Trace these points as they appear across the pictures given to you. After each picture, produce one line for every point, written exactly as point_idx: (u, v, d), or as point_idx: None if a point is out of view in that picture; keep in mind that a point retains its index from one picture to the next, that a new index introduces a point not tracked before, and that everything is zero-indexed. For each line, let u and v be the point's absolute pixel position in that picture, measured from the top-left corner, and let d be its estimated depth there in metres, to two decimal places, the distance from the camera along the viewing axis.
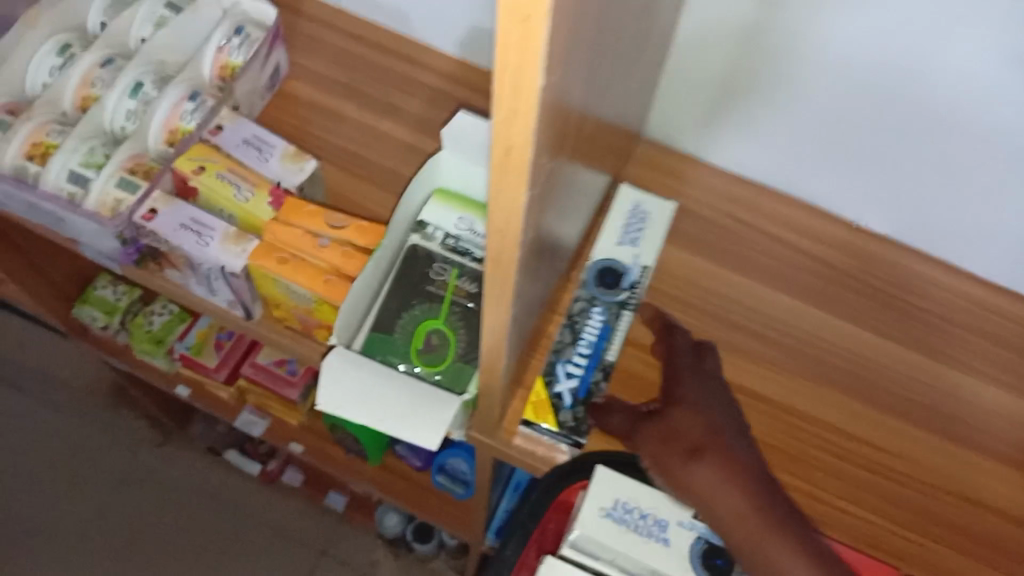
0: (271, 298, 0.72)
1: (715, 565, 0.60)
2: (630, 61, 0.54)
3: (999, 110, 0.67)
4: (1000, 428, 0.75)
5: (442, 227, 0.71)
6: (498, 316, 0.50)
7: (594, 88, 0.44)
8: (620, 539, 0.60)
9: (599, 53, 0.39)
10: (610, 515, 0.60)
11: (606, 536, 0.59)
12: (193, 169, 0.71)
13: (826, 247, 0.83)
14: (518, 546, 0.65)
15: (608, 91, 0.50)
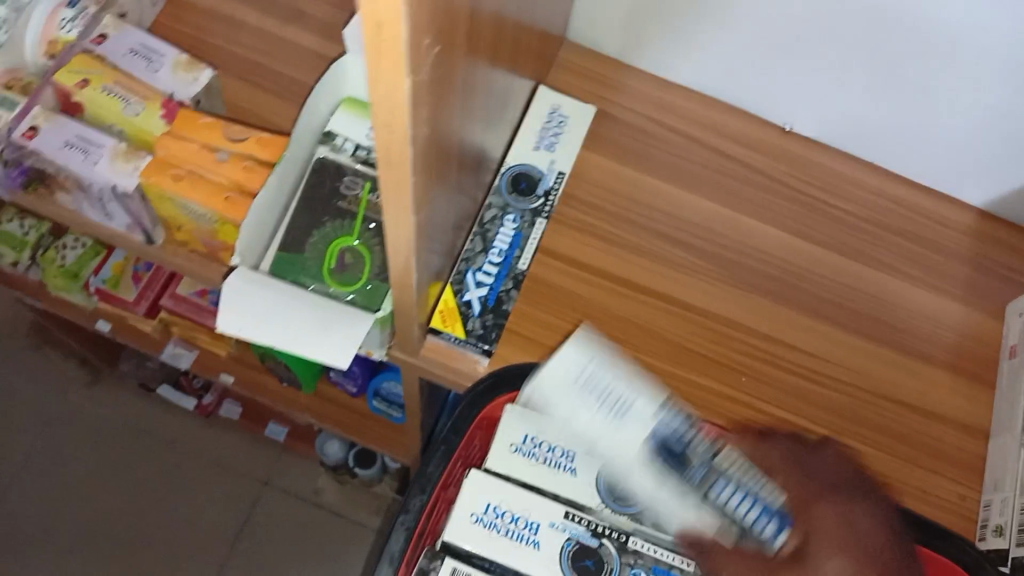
0: (172, 219, 0.68)
1: (625, 488, 0.61)
2: None
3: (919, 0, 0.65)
4: (920, 325, 0.76)
5: (351, 138, 0.67)
6: (400, 224, 0.46)
7: None
8: (526, 471, 0.61)
9: None
10: (519, 450, 0.62)
11: (517, 469, 0.61)
12: (78, 82, 0.65)
13: (753, 153, 0.82)
14: (441, 462, 0.62)
15: None
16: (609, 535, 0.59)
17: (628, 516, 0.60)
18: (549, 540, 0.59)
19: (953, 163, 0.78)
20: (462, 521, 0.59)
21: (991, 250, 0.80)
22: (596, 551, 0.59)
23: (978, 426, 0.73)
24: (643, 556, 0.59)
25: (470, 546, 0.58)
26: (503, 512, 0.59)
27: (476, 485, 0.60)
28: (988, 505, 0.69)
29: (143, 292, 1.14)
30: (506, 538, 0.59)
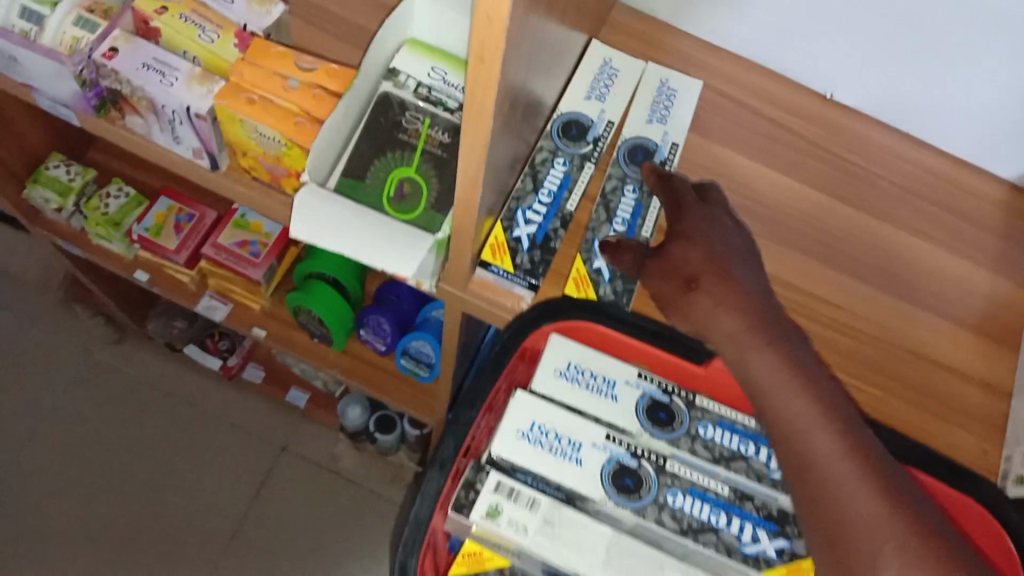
0: (237, 144, 0.70)
1: (658, 418, 0.65)
2: None
3: None
4: (947, 288, 0.79)
5: (413, 76, 0.70)
6: (475, 136, 0.50)
7: None
8: (569, 394, 0.65)
9: None
10: (563, 375, 0.65)
11: (560, 392, 0.65)
12: (156, 9, 0.69)
13: (791, 118, 0.84)
14: (491, 379, 0.65)
15: None
16: (648, 457, 0.63)
17: (662, 442, 0.64)
18: (591, 458, 0.63)
19: (989, 135, 0.81)
20: (509, 436, 0.62)
21: (1020, 221, 0.82)
22: (636, 470, 0.62)
23: (1001, 386, 0.76)
24: (680, 478, 0.63)
25: (514, 459, 0.62)
26: (547, 430, 0.63)
27: (522, 404, 0.64)
28: (1010, 460, 0.71)
29: (183, 241, 1.18)
30: (550, 453, 0.62)
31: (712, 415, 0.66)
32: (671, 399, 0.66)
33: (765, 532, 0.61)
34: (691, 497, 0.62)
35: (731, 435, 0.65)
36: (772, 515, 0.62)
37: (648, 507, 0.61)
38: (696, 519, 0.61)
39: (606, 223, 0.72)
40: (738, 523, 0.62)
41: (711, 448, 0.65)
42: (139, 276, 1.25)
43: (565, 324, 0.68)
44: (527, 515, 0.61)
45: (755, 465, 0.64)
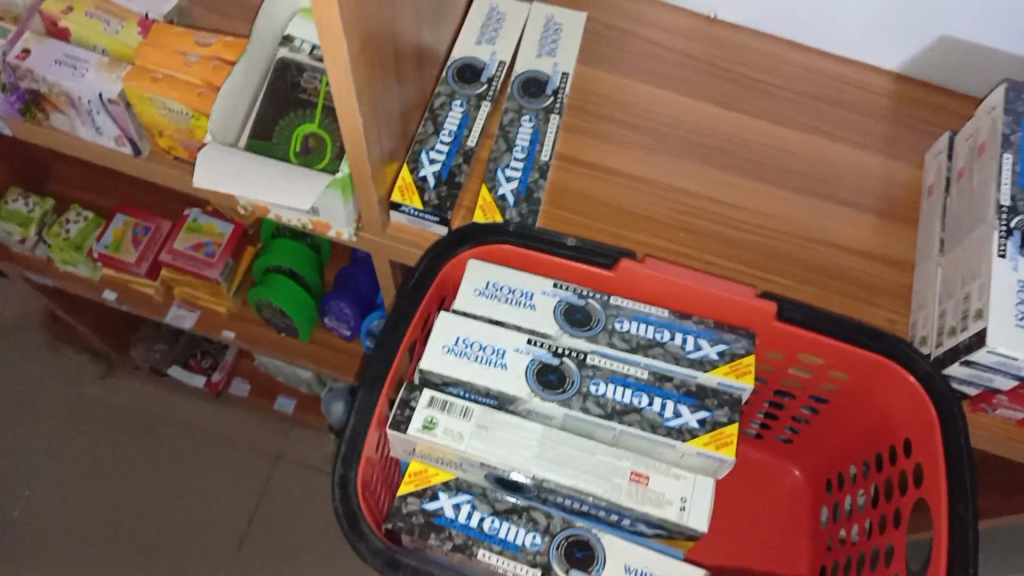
0: (153, 125, 0.75)
1: (576, 319, 0.71)
2: None
3: None
4: (844, 178, 0.83)
5: (307, 40, 0.75)
6: (330, 28, 0.55)
7: None
8: (490, 308, 0.70)
9: None
10: (482, 294, 0.71)
11: (481, 308, 0.70)
12: (62, 9, 0.74)
13: (682, 42, 0.89)
14: (417, 301, 0.70)
15: None
16: (569, 354, 0.69)
17: (582, 340, 0.70)
18: (516, 361, 0.68)
19: (865, 30, 0.85)
20: (436, 352, 0.68)
21: (908, 108, 0.86)
22: (558, 366, 0.68)
23: (904, 259, 0.80)
24: (601, 369, 0.69)
25: (442, 372, 0.67)
26: (471, 342, 0.68)
27: (446, 323, 0.69)
28: (916, 325, 0.75)
29: (143, 252, 1.23)
30: (476, 362, 0.68)
31: (628, 310, 0.72)
32: (586, 301, 0.71)
33: (687, 406, 0.67)
34: (613, 384, 0.68)
35: (647, 326, 0.71)
36: (691, 391, 0.68)
37: (573, 398, 0.67)
38: (619, 403, 0.67)
39: (506, 153, 0.77)
40: (660, 402, 0.67)
41: (628, 339, 0.70)
42: (108, 295, 1.30)
43: (482, 247, 0.73)
44: (461, 423, 0.66)
45: (672, 350, 0.70)
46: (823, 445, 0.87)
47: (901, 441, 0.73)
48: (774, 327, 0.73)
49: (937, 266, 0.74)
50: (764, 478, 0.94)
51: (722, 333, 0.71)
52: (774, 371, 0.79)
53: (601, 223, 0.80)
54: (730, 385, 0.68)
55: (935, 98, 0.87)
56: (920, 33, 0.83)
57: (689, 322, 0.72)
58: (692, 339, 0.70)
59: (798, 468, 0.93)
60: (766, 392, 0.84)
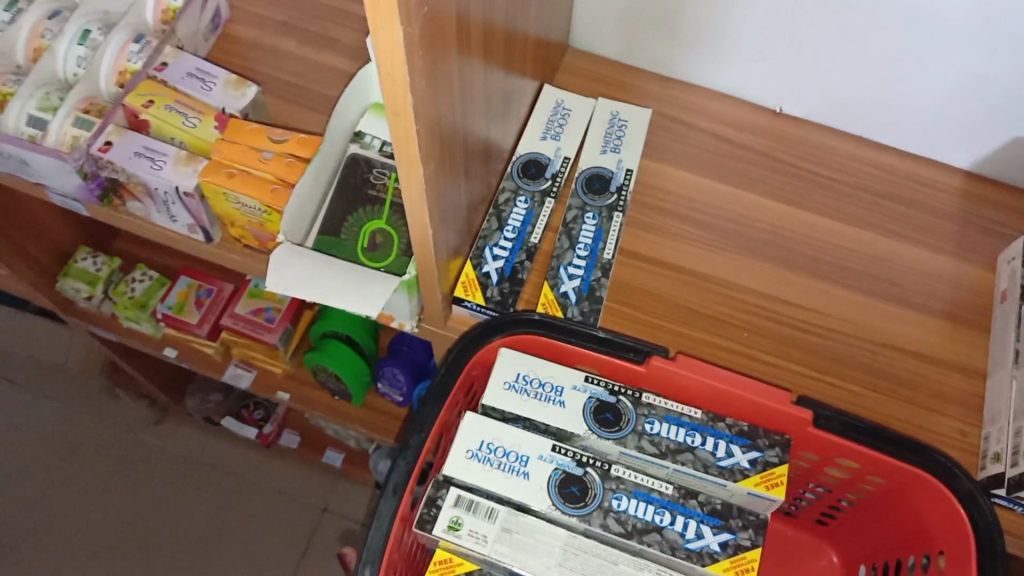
0: (225, 216, 0.77)
1: (605, 418, 0.69)
2: None
3: None
4: (913, 279, 0.82)
5: (378, 136, 0.77)
6: (414, 190, 0.57)
7: None
8: (518, 404, 0.69)
9: None
10: (511, 386, 0.70)
11: (511, 405, 0.69)
12: (144, 103, 0.77)
13: (745, 135, 0.89)
14: (436, 401, 0.69)
15: None
16: (593, 464, 0.68)
17: (611, 442, 0.69)
18: (538, 470, 0.67)
19: (937, 128, 0.84)
20: (459, 457, 0.67)
21: (979, 206, 0.85)
22: (581, 477, 0.67)
23: (976, 367, 0.78)
24: (625, 482, 0.67)
25: (467, 478, 0.67)
26: (496, 447, 0.68)
27: (472, 425, 0.69)
28: (988, 439, 0.73)
29: (204, 314, 1.25)
30: (499, 469, 0.67)
31: (659, 411, 0.70)
32: (617, 399, 0.70)
33: (710, 527, 0.66)
34: (636, 499, 0.67)
35: (678, 429, 0.69)
36: (716, 509, 0.67)
37: (594, 513, 0.66)
38: (640, 520, 0.66)
39: (569, 250, 0.77)
40: (682, 521, 0.66)
41: (658, 443, 0.69)
42: (168, 352, 1.31)
43: (513, 336, 0.72)
44: (487, 525, 0.66)
45: (702, 457, 0.68)
46: (861, 534, 0.83)
47: (934, 553, 0.72)
48: (809, 432, 0.72)
49: (1011, 380, 0.72)
50: (797, 557, 0.91)
51: (756, 439, 0.69)
52: (812, 468, 0.79)
53: (663, 320, 0.78)
54: (761, 496, 0.66)
55: (1006, 196, 0.86)
56: (992, 133, 0.82)
57: (722, 426, 0.70)
58: (723, 444, 0.69)
59: (836, 553, 0.89)
60: (807, 478, 0.81)
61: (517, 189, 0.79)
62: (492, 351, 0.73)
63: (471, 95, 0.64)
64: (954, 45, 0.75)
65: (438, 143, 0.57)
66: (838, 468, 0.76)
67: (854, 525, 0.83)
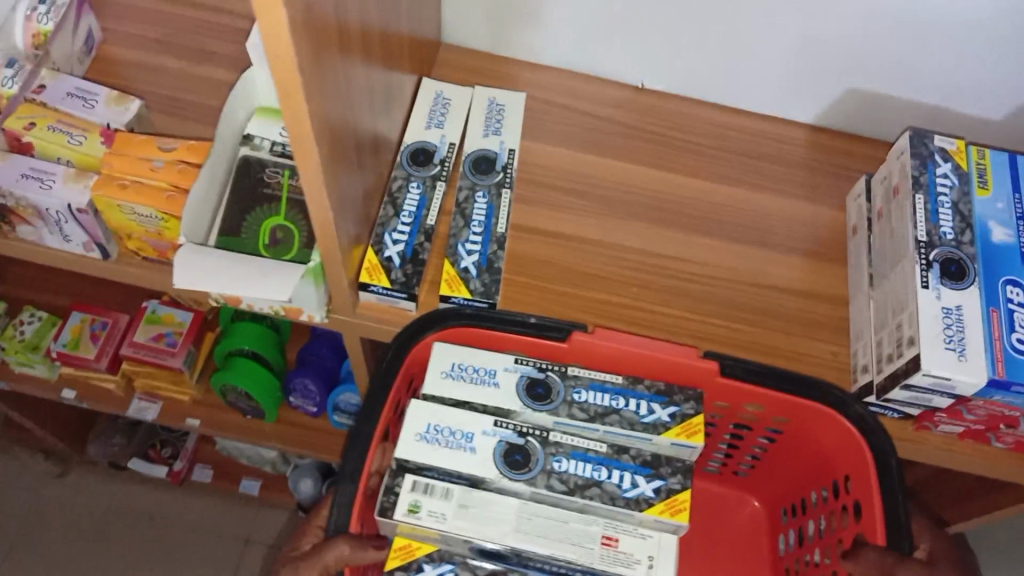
0: (122, 229, 0.78)
1: (537, 393, 0.76)
2: None
3: None
4: (777, 224, 0.90)
5: (267, 137, 0.80)
6: (313, 180, 0.60)
7: None
8: (458, 390, 0.75)
9: None
10: (450, 375, 0.76)
11: (450, 391, 0.75)
12: (25, 125, 0.77)
13: (616, 110, 0.96)
14: (383, 397, 0.74)
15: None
16: (533, 433, 0.74)
17: (544, 414, 0.75)
18: (484, 445, 0.73)
19: (781, 88, 0.93)
20: (410, 440, 0.73)
21: (826, 154, 0.95)
22: (524, 446, 0.73)
23: (839, 295, 0.87)
24: (563, 445, 0.74)
25: (420, 459, 0.72)
26: (442, 428, 0.73)
27: (420, 411, 0.74)
28: (856, 354, 0.82)
29: (102, 348, 1.22)
30: (448, 448, 0.72)
31: (584, 381, 0.77)
32: (546, 374, 0.77)
33: (643, 476, 0.73)
34: (574, 460, 0.74)
35: (603, 395, 0.77)
36: (646, 460, 0.74)
37: (538, 476, 0.72)
38: (580, 477, 0.73)
39: (465, 228, 0.82)
40: (617, 473, 0.73)
41: (587, 409, 0.76)
42: (67, 393, 1.28)
43: (444, 331, 0.77)
44: (444, 504, 0.71)
45: (627, 416, 0.75)
46: (778, 474, 0.93)
47: (840, 476, 0.82)
48: (716, 382, 0.79)
49: (868, 300, 0.81)
50: (724, 511, 1.00)
51: (673, 395, 0.77)
52: (727, 412, 0.85)
53: (561, 284, 0.84)
54: (682, 445, 0.74)
55: (848, 144, 0.96)
56: (829, 87, 0.92)
57: (640, 387, 0.77)
58: (644, 404, 0.76)
59: (757, 498, 0.99)
60: (719, 432, 0.90)
61: (409, 176, 0.83)
62: (425, 347, 0.78)
63: (355, 90, 0.67)
64: (785, 8, 0.84)
65: (332, 130, 0.60)
66: (747, 415, 0.85)
67: (770, 468, 0.94)
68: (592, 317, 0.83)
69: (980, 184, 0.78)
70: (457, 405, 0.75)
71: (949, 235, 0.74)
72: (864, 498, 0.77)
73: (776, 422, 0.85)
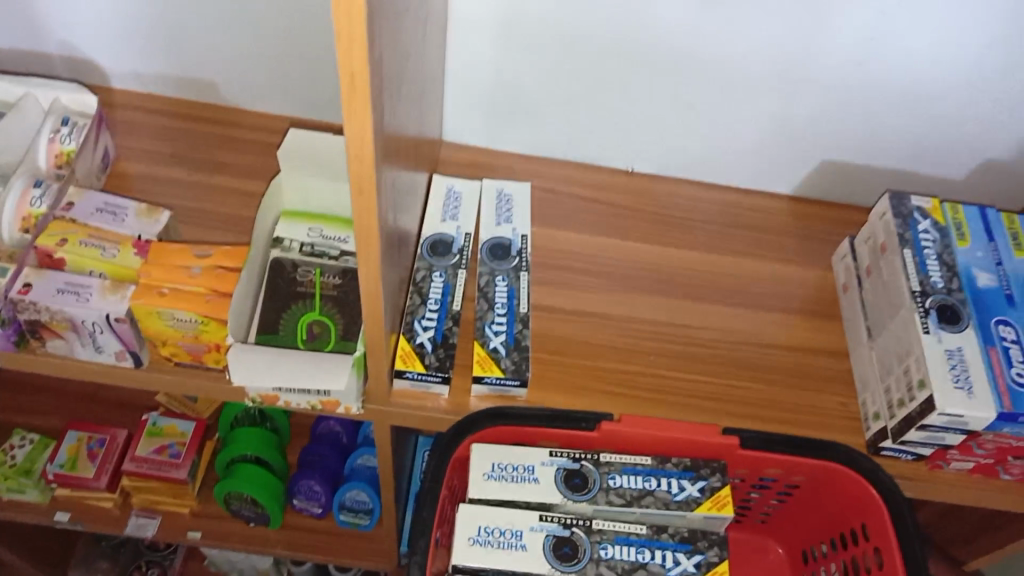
0: (156, 337, 0.78)
1: (575, 483, 0.78)
2: (411, 75, 0.73)
3: (703, 43, 0.89)
4: (770, 288, 0.96)
5: (296, 238, 0.84)
6: (370, 287, 0.65)
7: (394, 75, 0.61)
8: (500, 489, 0.77)
9: (393, 30, 0.56)
10: (491, 476, 0.78)
11: (493, 491, 0.77)
12: (57, 242, 0.78)
13: (610, 193, 1.02)
14: (432, 505, 0.76)
15: (403, 91, 0.69)
16: (577, 524, 0.76)
17: (583, 503, 0.77)
18: (533, 540, 0.75)
19: (758, 165, 1.01)
20: (463, 545, 0.74)
21: (804, 222, 1.03)
22: (570, 538, 0.75)
23: (836, 348, 0.93)
24: (606, 532, 0.76)
25: (472, 563, 0.74)
26: (492, 529, 0.75)
27: (467, 515, 0.76)
28: (865, 403, 0.87)
29: (101, 465, 1.20)
30: (499, 548, 0.74)
31: (616, 466, 0.80)
32: (581, 464, 0.79)
33: (684, 553, 0.76)
34: (619, 545, 0.76)
35: (636, 478, 0.79)
36: (685, 536, 0.77)
37: (587, 565, 0.75)
38: (627, 562, 0.75)
39: (490, 310, 0.86)
40: (661, 553, 0.76)
41: (623, 494, 0.78)
42: (60, 515, 1.22)
43: (480, 433, 0.81)
44: None
45: (661, 496, 0.78)
46: (797, 524, 0.96)
47: (856, 527, 0.86)
48: (737, 454, 0.83)
49: (871, 349, 0.87)
50: (749, 560, 1.03)
51: (699, 470, 0.80)
52: (742, 483, 0.90)
53: (581, 358, 0.88)
54: (714, 518, 0.77)
55: (823, 211, 1.04)
56: (803, 160, 1.00)
57: (669, 466, 0.80)
58: (675, 482, 0.79)
59: (780, 545, 1.02)
60: (739, 492, 0.93)
61: (431, 266, 0.88)
62: (467, 446, 0.81)
63: (392, 194, 0.72)
64: (761, 92, 0.93)
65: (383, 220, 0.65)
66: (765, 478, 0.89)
67: (790, 518, 0.97)
68: (613, 386, 0.86)
69: (960, 236, 0.86)
70: (500, 503, 0.77)
71: (940, 284, 0.81)
72: (885, 553, 0.80)
73: (795, 481, 0.89)
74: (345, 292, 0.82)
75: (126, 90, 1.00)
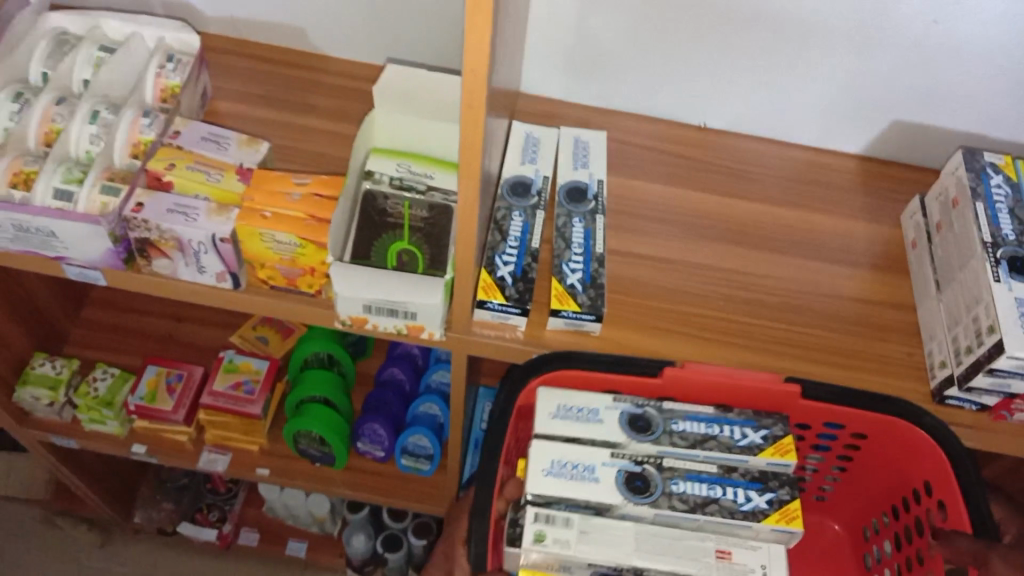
0: (255, 259, 0.83)
1: (639, 426, 0.82)
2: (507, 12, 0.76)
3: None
4: (838, 242, 0.99)
5: (386, 173, 0.88)
6: (468, 205, 0.69)
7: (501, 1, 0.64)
8: (567, 428, 0.82)
9: None
10: (557, 416, 0.83)
11: (558, 429, 0.82)
12: (166, 166, 0.84)
13: (682, 147, 1.05)
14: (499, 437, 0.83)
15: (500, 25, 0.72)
16: (648, 461, 0.81)
17: (648, 443, 0.81)
18: (605, 474, 0.80)
19: (829, 124, 1.03)
20: (538, 476, 0.79)
21: (873, 181, 1.04)
22: (642, 473, 0.80)
23: (903, 301, 0.95)
24: (677, 469, 0.81)
25: (544, 493, 0.79)
26: (565, 462, 0.80)
27: (540, 450, 0.81)
28: (931, 353, 0.89)
29: (179, 399, 1.25)
30: (571, 479, 0.79)
31: (679, 413, 0.84)
32: (644, 409, 0.84)
33: (755, 491, 0.80)
34: (690, 481, 0.81)
35: (699, 424, 0.84)
36: (755, 476, 0.81)
37: (660, 498, 0.79)
38: (699, 496, 0.80)
39: (567, 250, 0.89)
40: (732, 490, 0.80)
41: (687, 437, 0.83)
42: (138, 447, 1.30)
43: (545, 375, 0.85)
44: (567, 530, 0.77)
45: (724, 441, 0.83)
46: (857, 500, 1.02)
47: (919, 484, 0.89)
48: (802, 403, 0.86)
49: (939, 302, 0.89)
50: (809, 536, 1.09)
51: (762, 420, 0.84)
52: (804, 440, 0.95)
53: (653, 299, 0.91)
54: (777, 463, 0.82)
55: (892, 171, 1.06)
56: (874, 119, 1.02)
57: (731, 415, 0.85)
58: (738, 429, 0.83)
59: (836, 522, 1.08)
60: (802, 459, 1.00)
61: (512, 205, 0.91)
62: (532, 389, 0.86)
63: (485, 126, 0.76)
64: (838, 49, 0.94)
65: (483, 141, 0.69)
66: (828, 433, 0.93)
67: (849, 492, 1.03)
68: (683, 326, 0.89)
69: None
70: (568, 441, 0.81)
71: (1010, 236, 0.83)
72: (948, 499, 0.84)
73: (854, 441, 0.94)
74: (432, 224, 0.86)
75: (222, 36, 1.05)
